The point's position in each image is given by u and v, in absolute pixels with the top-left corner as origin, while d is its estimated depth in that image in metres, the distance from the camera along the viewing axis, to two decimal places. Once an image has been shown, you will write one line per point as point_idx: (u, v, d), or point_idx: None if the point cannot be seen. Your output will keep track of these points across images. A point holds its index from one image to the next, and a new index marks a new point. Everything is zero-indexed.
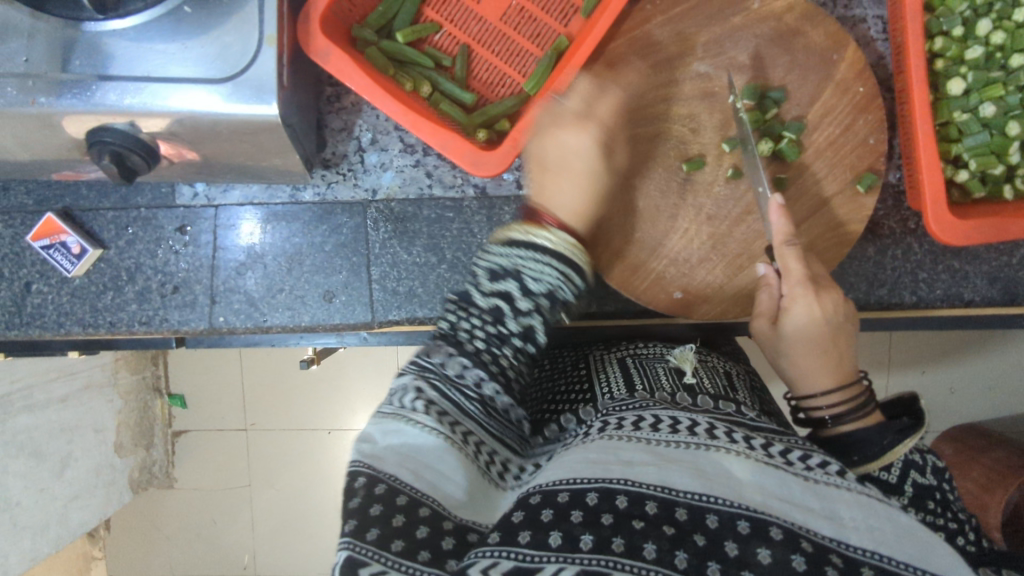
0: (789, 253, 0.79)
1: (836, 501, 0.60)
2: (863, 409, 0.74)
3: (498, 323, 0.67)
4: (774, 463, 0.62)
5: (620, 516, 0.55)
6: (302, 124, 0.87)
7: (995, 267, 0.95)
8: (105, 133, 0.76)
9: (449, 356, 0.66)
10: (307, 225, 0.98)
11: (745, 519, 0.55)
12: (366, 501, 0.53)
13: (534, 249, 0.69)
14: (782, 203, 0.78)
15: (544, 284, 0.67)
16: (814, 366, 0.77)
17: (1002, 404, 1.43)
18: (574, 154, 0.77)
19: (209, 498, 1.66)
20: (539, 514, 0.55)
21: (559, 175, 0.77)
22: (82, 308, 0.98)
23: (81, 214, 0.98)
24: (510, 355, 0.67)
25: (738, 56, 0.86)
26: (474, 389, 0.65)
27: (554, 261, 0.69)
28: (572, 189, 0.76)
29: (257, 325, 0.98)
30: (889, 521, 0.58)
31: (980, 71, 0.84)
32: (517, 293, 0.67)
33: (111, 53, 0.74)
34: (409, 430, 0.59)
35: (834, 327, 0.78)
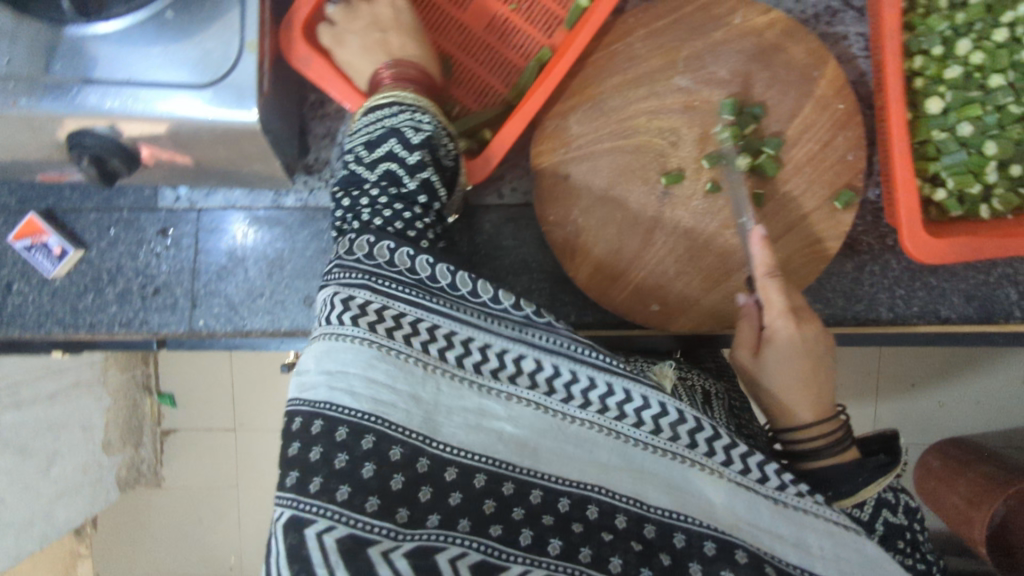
0: (771, 286, 0.77)
1: (808, 530, 0.60)
2: (839, 443, 0.74)
3: (396, 185, 0.68)
4: (745, 484, 0.61)
5: (590, 527, 0.55)
6: (284, 131, 0.88)
7: (972, 284, 0.96)
8: (86, 136, 0.76)
9: (370, 241, 0.64)
10: (290, 229, 0.99)
11: (711, 540, 0.57)
12: (306, 445, 0.53)
13: (407, 108, 0.75)
14: (764, 235, 0.77)
15: (423, 134, 0.72)
16: (794, 398, 0.75)
17: (990, 419, 1.43)
18: (395, 12, 0.86)
19: (195, 497, 1.66)
20: (508, 509, 0.55)
21: (387, 31, 0.84)
22: (63, 309, 0.98)
23: (63, 215, 0.98)
24: (418, 213, 0.68)
25: (719, 71, 0.86)
26: (395, 264, 0.63)
27: (423, 112, 0.75)
28: (407, 42, 0.84)
29: (236, 328, 0.98)
30: (856, 552, 0.60)
31: (959, 90, 0.85)
32: (403, 155, 0.69)
33: (94, 55, 0.74)
34: (339, 345, 0.58)
35: (816, 358, 0.76)
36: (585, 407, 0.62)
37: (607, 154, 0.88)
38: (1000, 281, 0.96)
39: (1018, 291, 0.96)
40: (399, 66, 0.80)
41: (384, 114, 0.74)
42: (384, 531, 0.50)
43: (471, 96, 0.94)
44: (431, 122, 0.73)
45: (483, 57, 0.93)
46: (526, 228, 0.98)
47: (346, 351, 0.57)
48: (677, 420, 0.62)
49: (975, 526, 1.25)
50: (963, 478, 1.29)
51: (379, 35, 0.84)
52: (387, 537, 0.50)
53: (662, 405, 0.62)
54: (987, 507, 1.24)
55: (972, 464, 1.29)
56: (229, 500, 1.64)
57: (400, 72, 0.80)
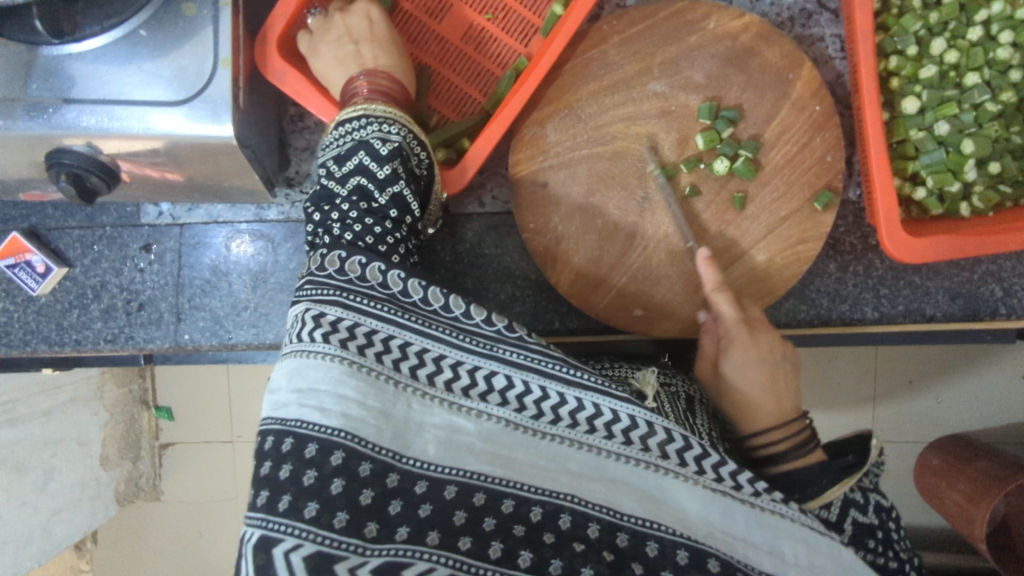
0: (721, 298, 0.82)
1: (782, 537, 0.60)
2: (801, 446, 0.75)
3: (367, 200, 0.70)
4: (721, 490, 0.61)
5: (563, 537, 0.55)
6: (262, 145, 0.89)
7: (957, 282, 0.95)
8: (64, 153, 0.76)
9: (342, 258, 0.65)
10: (274, 242, 0.99)
11: (684, 549, 0.57)
12: (276, 463, 0.54)
13: (378, 118, 0.74)
14: (707, 256, 0.82)
15: (393, 145, 0.72)
16: (754, 404, 0.78)
17: (988, 414, 1.42)
18: (369, 23, 0.85)
19: (192, 512, 1.64)
20: (480, 522, 0.55)
21: (360, 43, 0.83)
22: (48, 326, 0.99)
23: (47, 233, 0.99)
24: (392, 228, 0.70)
25: (694, 75, 0.87)
26: (371, 280, 0.65)
27: (396, 122, 0.75)
28: (381, 54, 0.83)
29: (222, 342, 0.99)
30: (830, 557, 0.60)
31: (934, 89, 0.85)
32: (373, 169, 0.71)
33: (70, 74, 0.74)
34: (308, 362, 0.58)
35: (771, 366, 0.79)
36: (557, 421, 0.62)
37: (585, 161, 0.88)
38: (985, 278, 0.95)
39: (1002, 287, 0.95)
40: (372, 77, 0.80)
41: (354, 125, 0.74)
42: (351, 546, 0.50)
43: (450, 106, 0.94)
44: (399, 131, 0.74)
45: (460, 67, 0.93)
46: (508, 235, 0.98)
47: (315, 366, 0.58)
48: (647, 433, 0.63)
49: (976, 524, 1.24)
50: (962, 477, 1.27)
51: (353, 46, 0.83)
52: (354, 553, 0.50)
53: (631, 418, 0.63)
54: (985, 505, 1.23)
55: (972, 461, 1.28)
56: (227, 514, 1.63)
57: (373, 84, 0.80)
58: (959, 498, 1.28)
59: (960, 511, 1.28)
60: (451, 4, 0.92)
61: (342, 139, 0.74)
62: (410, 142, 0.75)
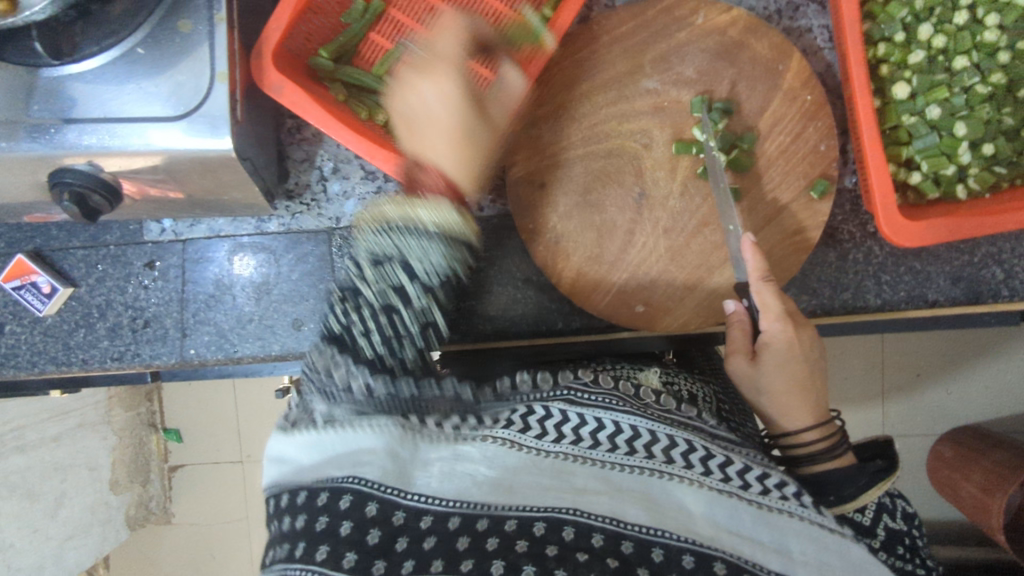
0: (766, 290, 0.80)
1: (788, 535, 0.62)
2: (833, 447, 0.77)
3: (389, 316, 0.65)
4: (726, 492, 0.63)
5: (565, 548, 0.55)
6: (262, 157, 0.90)
7: (958, 266, 0.96)
8: (67, 173, 0.77)
9: (350, 367, 0.63)
10: (275, 254, 1.00)
11: (690, 554, 0.57)
12: (291, 514, 0.56)
13: (423, 233, 0.68)
14: (754, 241, 0.81)
15: (427, 267, 0.67)
16: (790, 403, 0.78)
17: (997, 404, 1.41)
18: (438, 99, 0.82)
19: (205, 533, 1.63)
20: (484, 543, 0.54)
21: (420, 123, 0.82)
22: (55, 346, 1.00)
23: (51, 254, 1.00)
24: (412, 350, 0.66)
25: (685, 71, 0.88)
26: (383, 389, 0.62)
27: (438, 241, 0.68)
28: (445, 146, 0.80)
29: (228, 355, 1.00)
30: (839, 556, 0.62)
31: (924, 74, 0.86)
32: (408, 289, 0.66)
33: (71, 95, 0.76)
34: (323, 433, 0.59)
35: (810, 365, 0.80)
36: (560, 441, 0.64)
37: (581, 160, 0.89)
38: (985, 261, 0.95)
39: (1003, 269, 0.96)
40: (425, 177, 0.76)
41: (394, 231, 0.68)
42: None
43: None
44: (442, 260, 0.68)
45: None
46: (508, 236, 0.99)
47: (328, 438, 0.59)
48: (650, 440, 0.65)
49: (992, 517, 1.23)
50: (977, 468, 1.27)
51: (416, 125, 0.82)
52: None
53: (633, 428, 0.66)
54: (1000, 497, 1.21)
55: (985, 453, 1.27)
56: (240, 535, 1.61)
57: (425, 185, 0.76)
58: (973, 489, 1.26)
59: (973, 503, 1.27)
60: (443, 11, 0.93)
61: (380, 241, 0.68)
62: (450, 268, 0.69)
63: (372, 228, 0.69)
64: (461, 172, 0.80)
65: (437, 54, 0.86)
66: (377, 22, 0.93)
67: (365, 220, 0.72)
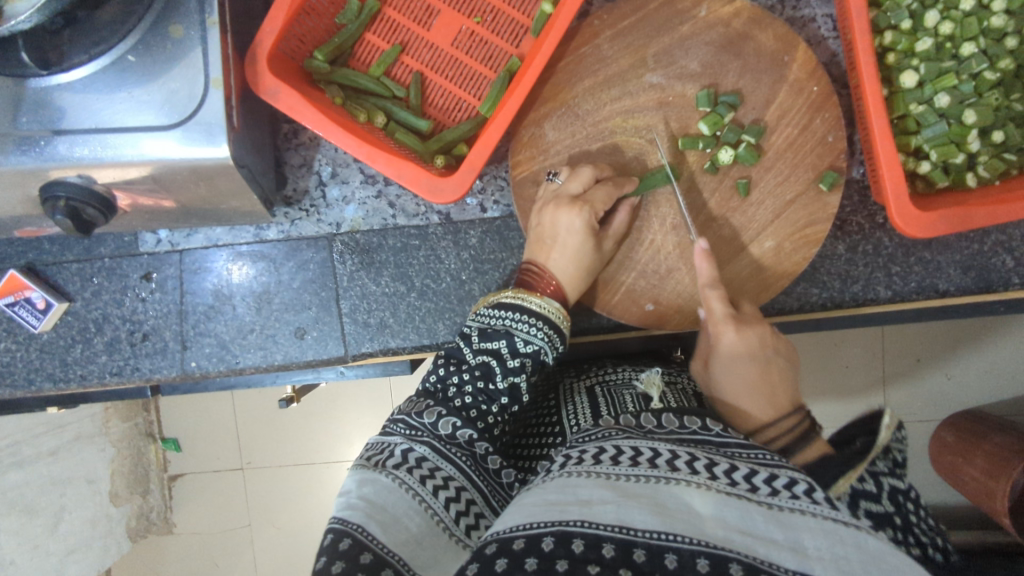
0: (712, 295, 0.83)
1: (800, 531, 0.53)
2: (804, 438, 0.74)
3: (487, 380, 0.78)
4: (737, 493, 0.56)
5: (576, 562, 0.50)
6: (259, 164, 0.88)
7: (967, 255, 0.95)
8: (58, 187, 0.75)
9: (440, 417, 0.74)
10: (275, 262, 0.98)
11: (704, 556, 0.51)
12: (329, 559, 0.54)
13: (531, 316, 0.81)
14: (707, 248, 0.82)
15: (533, 347, 0.80)
16: (746, 400, 0.81)
17: (1000, 388, 1.41)
18: (570, 231, 0.84)
19: (206, 541, 1.59)
20: (492, 564, 0.51)
21: (557, 241, 0.85)
22: (52, 363, 0.98)
23: (44, 269, 0.97)
24: (495, 413, 0.78)
25: (689, 65, 0.86)
26: (465, 445, 0.73)
27: (544, 326, 0.81)
28: (563, 262, 0.85)
29: (230, 367, 0.98)
30: (856, 547, 0.52)
31: (931, 62, 0.85)
32: (505, 355, 0.79)
33: (61, 106, 0.73)
34: (382, 479, 0.64)
35: (761, 362, 0.82)
36: (568, 464, 0.62)
37: (587, 158, 0.89)
38: (995, 249, 0.95)
39: (1013, 257, 0.95)
40: (542, 279, 0.86)
41: (507, 312, 0.82)
42: None
43: (445, 113, 0.94)
44: (544, 337, 0.81)
45: (452, 72, 0.92)
46: (512, 237, 0.98)
47: (391, 499, 0.62)
48: (655, 455, 0.62)
49: (995, 500, 1.22)
50: (979, 452, 1.26)
51: (545, 245, 0.86)
52: None
53: (636, 448, 0.63)
54: (1004, 481, 1.20)
55: (988, 436, 1.27)
56: (242, 542, 1.58)
57: (542, 281, 0.86)
58: (976, 473, 1.26)
59: (978, 487, 1.26)
60: (439, 10, 0.91)
61: (493, 317, 0.82)
62: (549, 348, 0.82)
63: (489, 307, 0.84)
64: (579, 280, 0.86)
65: (562, 191, 0.86)
66: (372, 21, 0.91)
67: (488, 299, 0.86)
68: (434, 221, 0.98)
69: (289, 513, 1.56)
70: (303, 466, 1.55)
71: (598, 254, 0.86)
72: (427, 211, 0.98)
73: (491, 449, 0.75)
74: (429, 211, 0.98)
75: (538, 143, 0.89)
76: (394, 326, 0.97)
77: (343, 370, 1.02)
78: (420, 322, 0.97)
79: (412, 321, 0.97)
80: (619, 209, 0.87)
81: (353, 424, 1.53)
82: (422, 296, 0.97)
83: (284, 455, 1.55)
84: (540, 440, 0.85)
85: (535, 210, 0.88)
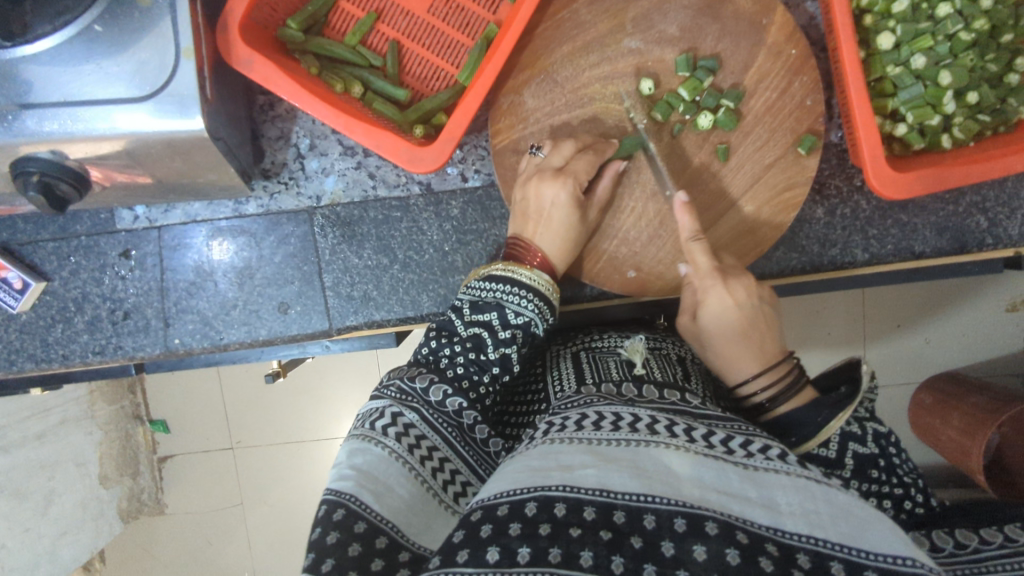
0: (697, 248, 0.84)
1: (774, 488, 0.55)
2: (793, 386, 0.79)
3: (479, 351, 0.79)
4: (713, 455, 0.58)
5: (558, 525, 0.50)
6: (235, 137, 0.87)
7: (943, 217, 0.96)
8: (29, 162, 0.73)
9: (431, 383, 0.75)
10: (256, 237, 0.97)
11: (682, 517, 0.51)
12: (323, 529, 0.56)
13: (522, 289, 0.83)
14: (685, 201, 0.82)
15: (524, 319, 0.81)
16: (735, 353, 0.84)
17: (974, 351, 1.44)
18: (555, 206, 0.84)
19: (199, 519, 1.61)
20: (477, 531, 0.52)
21: (538, 216, 0.86)
22: (33, 343, 0.97)
23: (20, 248, 0.96)
24: (487, 385, 0.79)
25: (667, 29, 0.85)
26: (455, 415, 0.74)
27: (535, 298, 0.83)
28: (549, 237, 0.86)
29: (214, 343, 0.97)
30: (826, 502, 0.54)
31: (908, 23, 0.84)
32: (496, 327, 0.81)
33: (26, 78, 0.71)
34: (372, 447, 0.65)
35: (747, 312, 0.84)
36: (553, 431, 0.63)
37: (567, 126, 0.88)
38: (970, 211, 0.96)
39: (988, 218, 0.96)
40: (526, 250, 0.86)
41: (498, 284, 0.84)
42: None
43: (422, 81, 0.93)
44: (536, 309, 0.82)
45: (429, 40, 0.91)
46: (494, 207, 0.97)
47: (380, 466, 0.63)
48: (634, 420, 0.64)
49: (972, 458, 1.24)
50: (957, 412, 1.29)
51: (530, 219, 0.87)
52: None
53: (617, 414, 0.65)
54: (980, 438, 1.22)
55: (965, 396, 1.29)
56: (233, 519, 1.59)
57: (527, 250, 0.87)
58: (954, 433, 1.28)
59: (955, 446, 1.28)
60: None
61: (486, 290, 0.83)
62: (540, 318, 0.83)
63: (480, 280, 0.86)
64: (563, 249, 0.87)
65: (545, 165, 0.86)
66: None
67: (479, 273, 0.87)
68: (415, 193, 0.97)
69: (281, 489, 1.58)
70: (290, 442, 1.56)
71: (583, 226, 0.87)
72: (408, 182, 0.97)
73: (479, 419, 0.76)
74: (410, 182, 0.97)
75: (518, 110, 0.88)
76: (378, 299, 0.97)
77: (329, 344, 1.02)
78: (404, 294, 0.97)
79: (396, 293, 0.97)
80: (603, 174, 0.86)
81: (340, 400, 1.53)
82: (405, 268, 0.97)
83: (272, 433, 1.55)
84: (527, 409, 0.86)
85: (517, 183, 0.89)
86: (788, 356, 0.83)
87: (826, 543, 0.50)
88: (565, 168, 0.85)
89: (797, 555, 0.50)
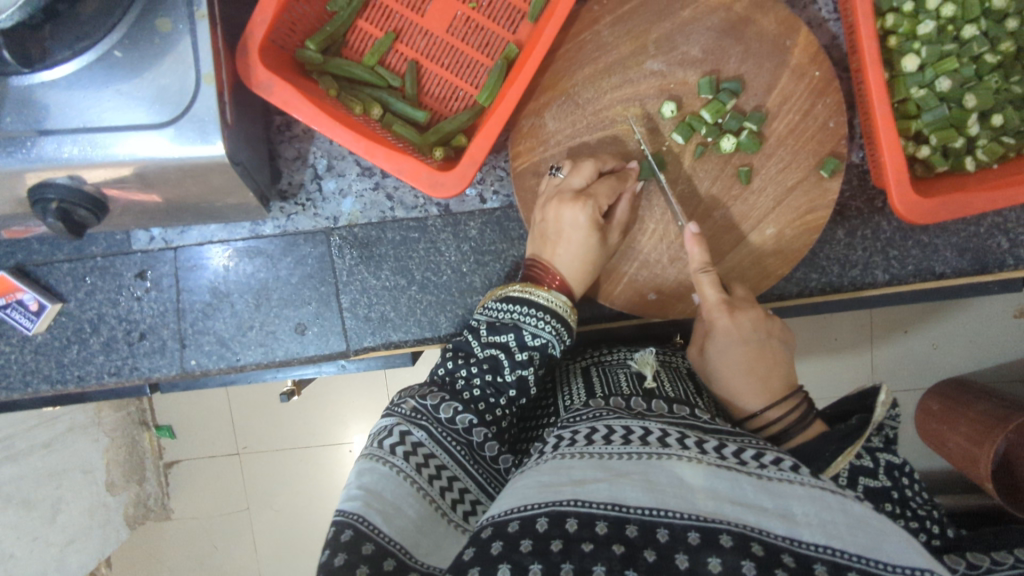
0: (706, 280, 0.83)
1: (789, 498, 0.54)
2: (803, 419, 0.78)
3: (495, 373, 0.79)
4: (726, 465, 0.58)
5: (570, 541, 0.50)
6: (254, 159, 0.87)
7: (964, 237, 0.96)
8: (48, 188, 0.72)
9: (442, 401, 0.75)
10: (273, 258, 0.96)
11: (695, 530, 0.51)
12: (332, 551, 0.54)
13: (538, 309, 0.82)
14: (696, 232, 0.82)
15: (541, 340, 0.80)
16: (742, 386, 0.83)
17: (985, 358, 1.44)
18: (575, 227, 0.83)
19: (206, 527, 1.60)
20: (488, 547, 0.51)
21: (557, 239, 0.85)
22: (48, 365, 0.96)
23: (35, 269, 0.95)
24: (503, 406, 0.78)
25: (690, 50, 0.85)
26: (464, 433, 0.74)
27: (552, 319, 0.82)
28: (568, 258, 0.85)
29: (231, 364, 0.97)
30: (842, 512, 0.53)
31: (933, 45, 0.84)
32: (512, 348, 0.80)
33: (46, 105, 0.70)
34: (381, 467, 0.65)
35: (753, 345, 0.82)
36: (564, 445, 0.63)
37: (588, 148, 0.88)
38: (990, 231, 0.96)
39: (1009, 238, 0.96)
40: (546, 272, 0.85)
41: (516, 306, 0.83)
42: None
43: (442, 102, 0.92)
44: (552, 330, 0.81)
45: (448, 60, 0.90)
46: (513, 227, 0.97)
47: (386, 487, 0.62)
48: (644, 433, 0.64)
49: (979, 464, 1.23)
50: (964, 419, 1.28)
51: (550, 240, 0.85)
52: None
53: (626, 428, 0.64)
54: (988, 445, 1.21)
55: (974, 404, 1.28)
56: (242, 527, 1.59)
57: (547, 272, 0.86)
58: (961, 440, 1.27)
59: (961, 454, 1.27)
60: None
61: (502, 311, 0.83)
62: (557, 340, 0.82)
63: (497, 300, 0.85)
64: (585, 272, 0.86)
65: (564, 185, 0.84)
66: (364, 8, 0.88)
67: (495, 292, 0.86)
68: (433, 214, 0.97)
69: (289, 497, 1.57)
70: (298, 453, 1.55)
71: (604, 250, 0.86)
72: (426, 203, 0.97)
73: (490, 436, 0.75)
74: (428, 204, 0.97)
75: (540, 131, 0.88)
76: (395, 320, 0.97)
77: (344, 364, 1.01)
78: (422, 315, 0.97)
79: (414, 314, 0.97)
80: (620, 199, 0.85)
81: (349, 408, 1.53)
82: (423, 289, 0.96)
83: (281, 444, 1.55)
84: (537, 426, 0.86)
85: (538, 205, 0.87)
86: (795, 389, 0.82)
87: (843, 554, 0.50)
88: (586, 189, 0.84)
89: (814, 568, 0.49)
